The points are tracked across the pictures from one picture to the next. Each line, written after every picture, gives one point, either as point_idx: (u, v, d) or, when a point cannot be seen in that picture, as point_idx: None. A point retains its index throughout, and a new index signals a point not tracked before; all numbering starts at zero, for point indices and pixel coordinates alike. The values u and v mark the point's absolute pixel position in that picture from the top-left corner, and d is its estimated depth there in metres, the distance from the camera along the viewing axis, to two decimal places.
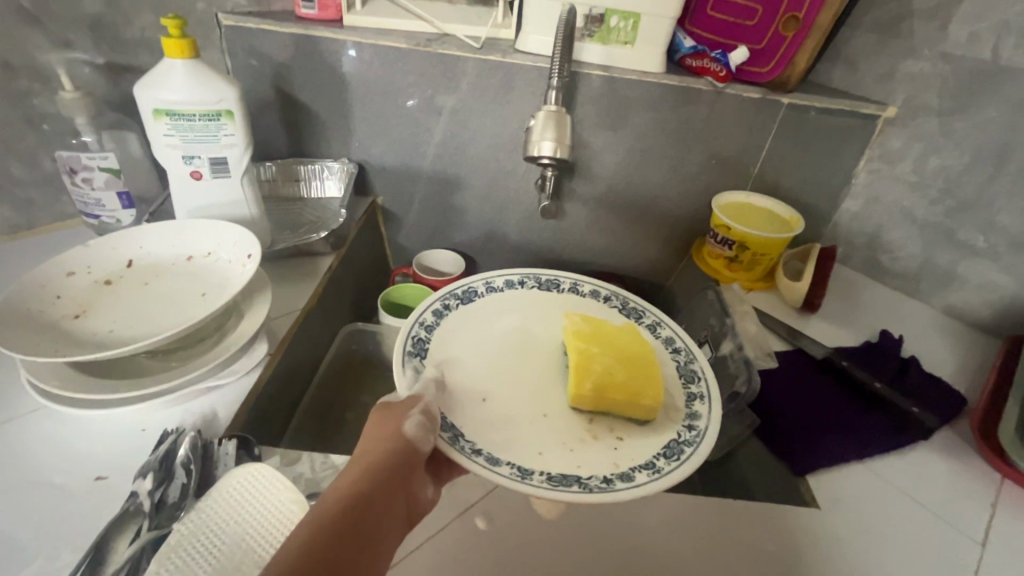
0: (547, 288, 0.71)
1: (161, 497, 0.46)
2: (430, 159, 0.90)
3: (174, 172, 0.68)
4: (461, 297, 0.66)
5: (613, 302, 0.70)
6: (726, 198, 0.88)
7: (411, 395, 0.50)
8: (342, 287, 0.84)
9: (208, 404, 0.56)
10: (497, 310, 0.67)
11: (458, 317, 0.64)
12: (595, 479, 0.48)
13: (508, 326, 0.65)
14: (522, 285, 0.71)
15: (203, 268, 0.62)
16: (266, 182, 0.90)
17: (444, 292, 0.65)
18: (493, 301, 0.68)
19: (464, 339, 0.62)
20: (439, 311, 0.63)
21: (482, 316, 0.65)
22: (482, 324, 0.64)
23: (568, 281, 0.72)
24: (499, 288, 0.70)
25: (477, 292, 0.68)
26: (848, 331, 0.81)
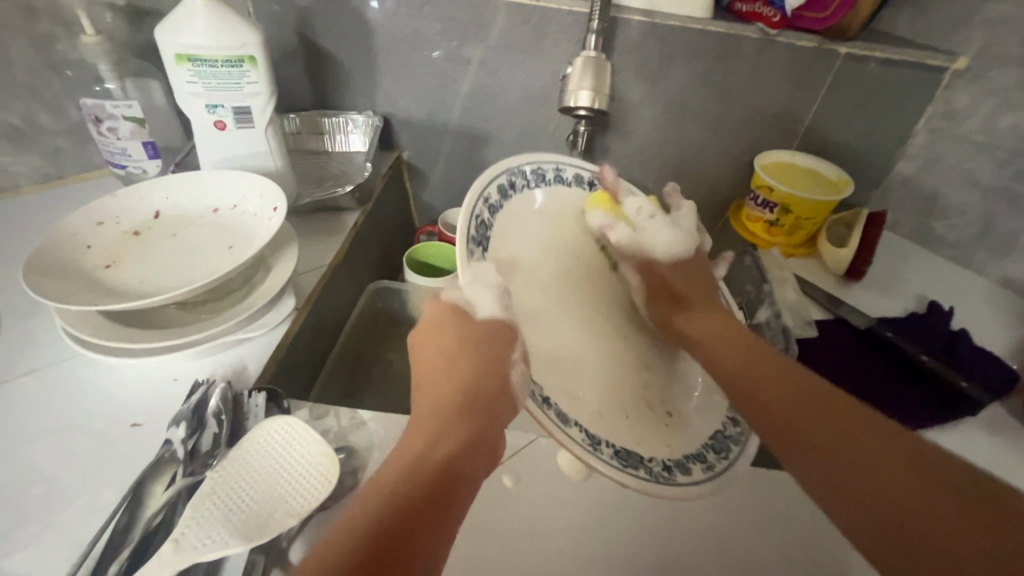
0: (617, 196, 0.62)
1: (194, 445, 0.46)
2: (457, 113, 0.87)
3: (197, 121, 0.67)
4: (527, 178, 0.56)
5: None
6: (769, 157, 0.83)
7: (496, 322, 0.48)
8: (369, 244, 0.83)
9: (239, 357, 0.56)
10: (559, 209, 0.59)
11: (520, 201, 0.55)
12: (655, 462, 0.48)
13: (569, 229, 0.60)
14: (590, 186, 0.62)
15: (229, 220, 0.61)
16: (291, 135, 0.88)
17: (512, 164, 0.54)
18: (557, 197, 0.59)
19: (527, 234, 0.55)
20: (501, 194, 0.52)
21: (541, 209, 0.58)
22: (536, 221, 0.57)
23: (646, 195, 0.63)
24: (566, 180, 0.61)
25: (546, 177, 0.58)
26: (895, 300, 0.76)
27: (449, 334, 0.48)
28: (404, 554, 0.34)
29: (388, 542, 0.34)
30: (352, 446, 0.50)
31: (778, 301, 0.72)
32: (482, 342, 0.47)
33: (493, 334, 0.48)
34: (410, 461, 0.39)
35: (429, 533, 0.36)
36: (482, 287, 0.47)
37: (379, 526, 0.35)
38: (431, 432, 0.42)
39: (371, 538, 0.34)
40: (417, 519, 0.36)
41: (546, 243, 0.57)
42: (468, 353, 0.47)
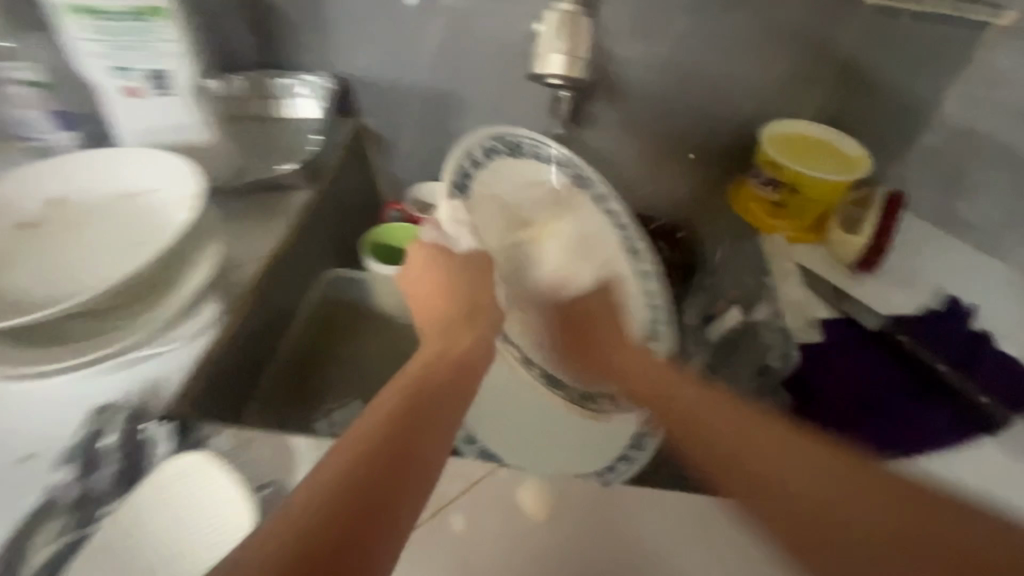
0: (577, 180, 0.66)
1: (88, 488, 0.40)
2: (422, 74, 0.76)
3: (107, 88, 0.56)
4: (508, 146, 0.64)
5: (626, 232, 0.66)
6: (778, 128, 0.72)
7: (473, 250, 0.52)
8: (324, 226, 0.73)
9: (154, 373, 0.47)
10: (530, 178, 0.65)
11: (496, 167, 0.63)
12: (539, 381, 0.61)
13: (534, 194, 0.65)
14: (560, 166, 0.65)
15: (141, 210, 0.51)
16: (234, 100, 0.77)
17: (500, 134, 0.63)
18: (529, 167, 0.65)
19: (506, 194, 0.64)
20: (485, 154, 0.62)
21: (518, 176, 0.65)
22: (512, 184, 0.65)
23: (611, 197, 0.66)
24: (541, 157, 0.65)
25: (523, 147, 0.64)
26: (911, 293, 0.68)
27: (438, 270, 0.50)
28: (426, 433, 0.34)
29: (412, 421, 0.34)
30: (283, 481, 0.43)
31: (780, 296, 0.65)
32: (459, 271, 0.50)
33: (467, 271, 0.50)
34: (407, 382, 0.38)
35: (445, 419, 0.36)
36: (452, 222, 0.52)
37: (403, 410, 0.34)
38: (436, 346, 0.43)
39: (394, 420, 0.34)
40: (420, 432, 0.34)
41: (517, 200, 0.65)
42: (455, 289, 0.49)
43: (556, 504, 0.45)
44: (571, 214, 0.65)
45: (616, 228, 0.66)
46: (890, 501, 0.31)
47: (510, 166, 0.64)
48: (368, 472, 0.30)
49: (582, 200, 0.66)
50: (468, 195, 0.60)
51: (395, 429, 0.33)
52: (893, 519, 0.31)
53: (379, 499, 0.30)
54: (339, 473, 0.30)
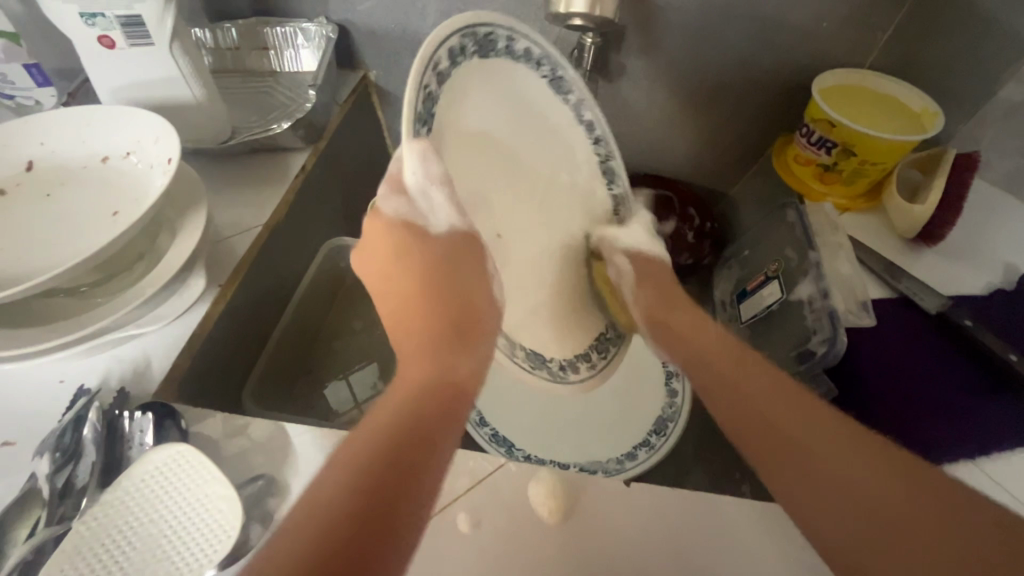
0: (554, 86, 0.50)
1: (66, 481, 0.37)
2: (430, 20, 0.68)
3: (77, 35, 0.50)
4: (479, 44, 0.43)
5: (599, 150, 0.54)
6: (834, 78, 0.63)
7: (459, 232, 0.40)
8: (324, 190, 0.68)
9: (140, 353, 0.45)
10: (506, 87, 0.46)
11: (472, 75, 0.43)
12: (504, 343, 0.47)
13: (517, 112, 0.48)
14: (535, 65, 0.48)
15: (120, 175, 0.48)
16: (228, 52, 0.71)
17: (466, 25, 0.41)
18: (506, 70, 0.46)
19: (476, 111, 0.44)
20: (449, 56, 0.40)
21: (488, 83, 0.45)
22: (482, 105, 0.44)
23: (591, 112, 0.53)
24: (517, 55, 0.47)
25: (496, 45, 0.44)
26: (976, 271, 0.61)
27: (400, 260, 0.40)
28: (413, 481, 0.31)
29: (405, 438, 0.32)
30: (275, 473, 0.40)
31: (827, 273, 0.58)
32: (441, 256, 0.40)
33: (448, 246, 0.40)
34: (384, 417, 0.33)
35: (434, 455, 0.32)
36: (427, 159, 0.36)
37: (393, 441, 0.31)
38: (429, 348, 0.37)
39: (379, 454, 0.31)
40: (402, 481, 0.30)
41: (496, 120, 0.46)
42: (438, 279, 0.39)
43: (572, 504, 0.41)
44: (556, 136, 0.51)
45: (592, 146, 0.54)
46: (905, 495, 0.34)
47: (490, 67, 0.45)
48: (365, 505, 0.29)
49: (570, 128, 0.52)
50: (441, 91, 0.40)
51: (390, 454, 0.31)
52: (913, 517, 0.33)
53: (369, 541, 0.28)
54: (335, 507, 0.28)
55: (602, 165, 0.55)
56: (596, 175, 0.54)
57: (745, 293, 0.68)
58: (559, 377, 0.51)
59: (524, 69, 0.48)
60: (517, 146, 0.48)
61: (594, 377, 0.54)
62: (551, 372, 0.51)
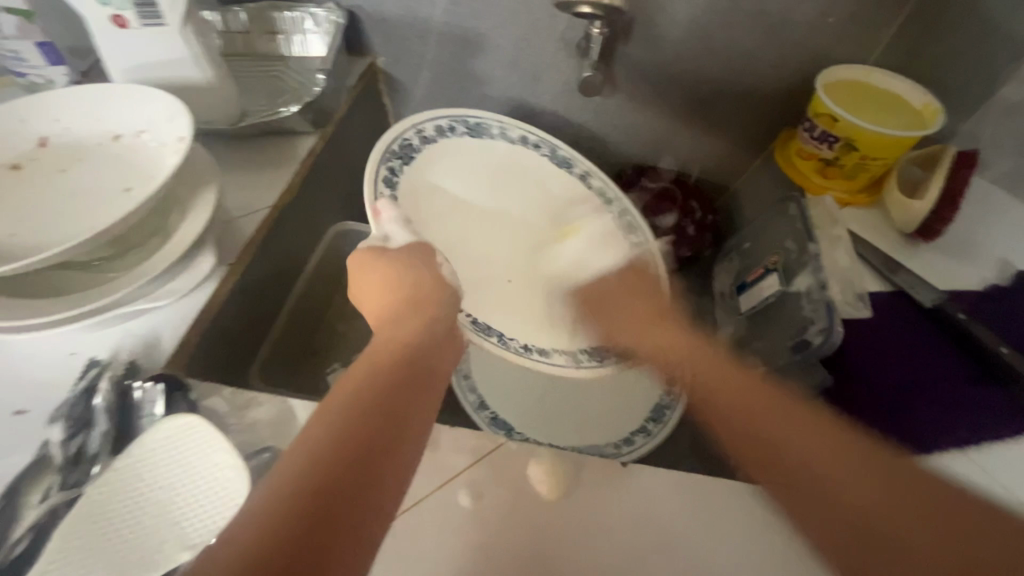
0: (478, 132, 0.60)
1: (78, 449, 0.38)
2: (439, 8, 0.68)
3: (91, 15, 0.51)
4: (398, 155, 0.52)
5: (544, 149, 0.65)
6: (838, 75, 0.63)
7: (417, 243, 0.44)
8: (331, 175, 0.69)
9: (150, 328, 0.46)
10: (439, 171, 0.57)
11: (410, 179, 0.53)
12: (562, 355, 0.50)
13: (456, 172, 0.59)
14: (453, 131, 0.58)
15: (132, 153, 0.48)
16: (238, 36, 0.72)
17: (383, 150, 0.50)
18: (432, 153, 0.56)
19: (443, 213, 0.56)
20: (389, 179, 0.50)
21: (425, 170, 0.55)
22: (436, 187, 0.56)
23: (517, 129, 0.63)
24: (432, 137, 0.56)
25: (414, 146, 0.54)
26: (973, 267, 0.62)
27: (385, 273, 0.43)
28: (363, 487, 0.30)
29: (359, 442, 0.31)
30: (281, 446, 0.41)
31: (825, 266, 0.59)
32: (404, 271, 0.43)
33: (408, 259, 0.43)
34: (344, 404, 0.33)
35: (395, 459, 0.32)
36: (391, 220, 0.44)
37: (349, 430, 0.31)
38: (395, 330, 0.39)
39: (324, 450, 0.30)
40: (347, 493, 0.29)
41: (449, 187, 0.57)
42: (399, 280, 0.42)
43: (570, 481, 0.42)
44: (500, 175, 0.62)
45: (535, 149, 0.65)
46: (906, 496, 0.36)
47: (423, 165, 0.55)
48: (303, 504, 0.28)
49: (516, 154, 0.63)
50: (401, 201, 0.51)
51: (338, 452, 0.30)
52: (913, 507, 0.35)
53: (327, 533, 0.27)
54: (286, 500, 0.28)
55: (554, 159, 0.65)
56: (563, 182, 0.65)
57: (744, 285, 0.69)
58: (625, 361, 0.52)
59: (447, 141, 0.58)
60: (477, 194, 0.60)
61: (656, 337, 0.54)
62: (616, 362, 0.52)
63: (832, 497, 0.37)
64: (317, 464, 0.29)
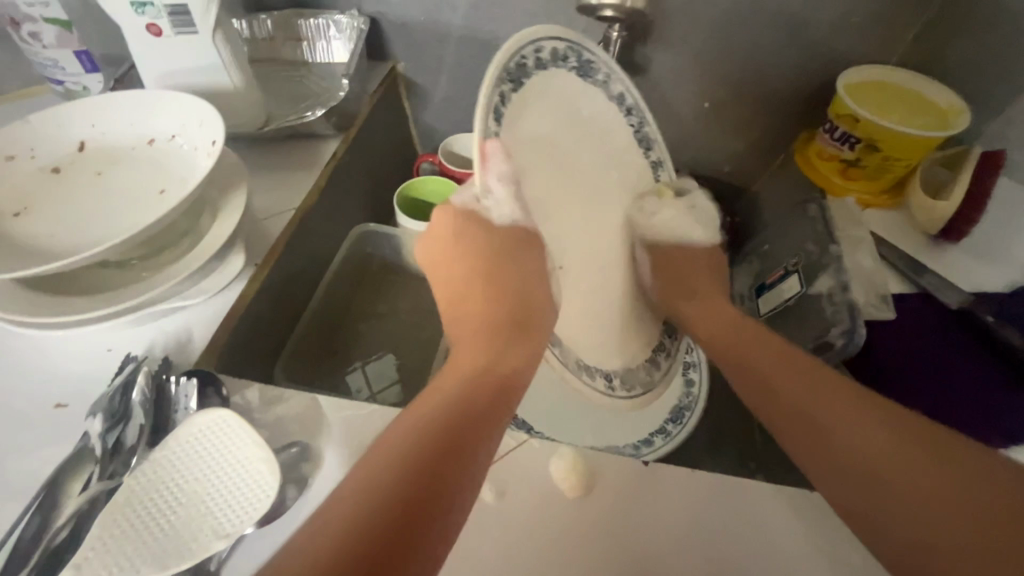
0: (583, 73, 0.51)
1: (116, 440, 0.39)
2: (459, 13, 0.69)
3: (128, 24, 0.53)
4: (512, 77, 0.44)
5: (632, 118, 0.57)
6: (860, 75, 0.63)
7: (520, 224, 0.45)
8: (353, 177, 0.70)
9: (182, 325, 0.47)
10: (546, 96, 0.48)
11: (513, 112, 0.44)
12: (602, 380, 0.56)
13: (560, 109, 0.50)
14: (563, 62, 0.49)
15: (166, 156, 0.50)
16: (264, 42, 0.74)
17: (500, 70, 0.42)
18: (542, 81, 0.47)
19: (537, 160, 0.47)
20: (496, 108, 0.42)
21: (532, 98, 0.47)
22: (538, 117, 0.47)
23: (619, 86, 0.55)
24: (545, 61, 0.47)
25: (525, 68, 0.45)
26: (999, 269, 0.61)
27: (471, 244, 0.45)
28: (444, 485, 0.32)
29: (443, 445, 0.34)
30: (308, 441, 0.42)
31: (847, 267, 0.59)
32: (497, 256, 0.44)
33: (508, 243, 0.44)
34: (435, 408, 0.36)
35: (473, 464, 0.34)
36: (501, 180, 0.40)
37: (438, 430, 0.34)
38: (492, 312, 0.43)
39: (414, 447, 0.33)
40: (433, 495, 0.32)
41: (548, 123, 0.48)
42: (491, 273, 0.44)
43: (593, 479, 0.43)
44: (597, 128, 0.53)
45: (625, 114, 0.56)
46: (926, 453, 0.36)
47: (533, 89, 0.46)
48: (393, 498, 0.31)
49: (614, 117, 0.55)
50: (505, 139, 0.43)
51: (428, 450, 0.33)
52: (939, 479, 0.35)
53: (416, 516, 0.31)
54: (380, 487, 0.31)
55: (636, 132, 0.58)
56: (643, 167, 0.59)
57: (764, 286, 0.69)
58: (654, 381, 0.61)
59: (557, 72, 0.49)
60: (569, 145, 0.50)
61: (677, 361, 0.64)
62: (646, 385, 0.60)
63: (836, 443, 0.39)
64: (406, 463, 0.32)
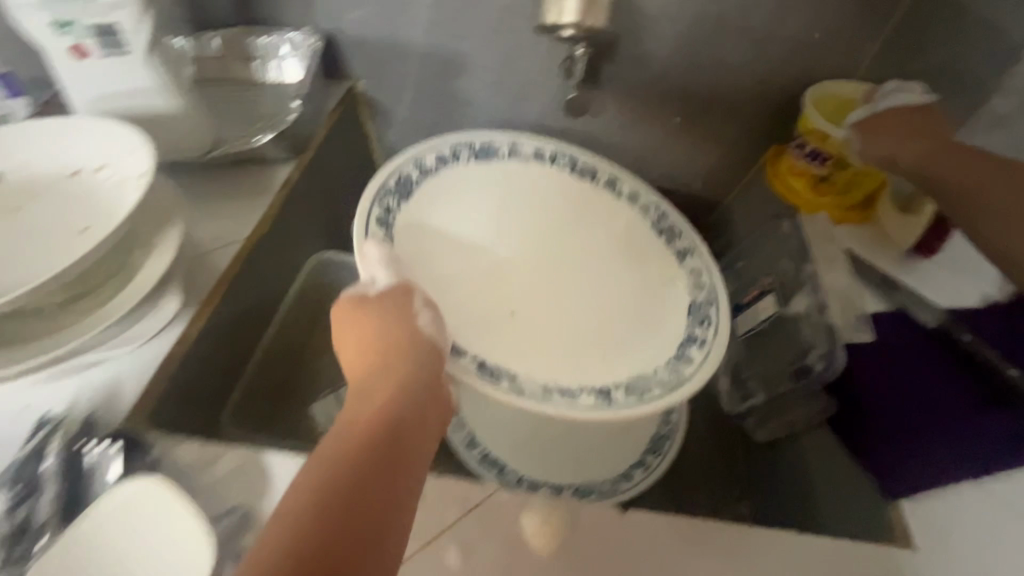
0: (483, 157, 0.60)
1: (24, 518, 0.36)
2: (418, 30, 0.66)
3: (47, 44, 0.48)
4: (396, 192, 0.52)
5: (561, 160, 0.62)
6: (822, 90, 0.63)
7: (398, 287, 0.44)
8: (308, 203, 0.66)
9: (111, 375, 0.43)
10: (441, 197, 0.57)
11: (405, 219, 0.52)
12: (591, 395, 0.47)
13: (462, 200, 0.58)
14: (455, 159, 0.58)
15: (91, 188, 0.46)
16: (212, 61, 0.69)
17: (376, 192, 0.50)
18: (434, 188, 0.56)
19: (444, 255, 0.56)
20: (383, 219, 0.50)
21: (422, 207, 0.55)
22: (440, 219, 0.56)
23: (530, 145, 0.61)
24: (431, 169, 0.56)
25: (411, 181, 0.54)
26: (973, 283, 0.60)
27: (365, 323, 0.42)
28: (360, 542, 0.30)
29: (355, 500, 0.31)
30: (250, 504, 0.38)
31: (822, 287, 0.57)
32: (384, 318, 0.42)
33: (390, 308, 0.43)
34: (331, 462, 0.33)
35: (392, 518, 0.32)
36: (374, 260, 0.45)
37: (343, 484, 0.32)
38: (392, 359, 0.40)
39: (324, 507, 0.31)
40: (349, 559, 0.29)
41: (456, 214, 0.58)
42: (373, 335, 0.42)
43: (562, 532, 0.39)
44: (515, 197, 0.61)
45: (551, 163, 0.62)
46: None
47: (423, 197, 0.55)
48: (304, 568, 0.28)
49: (539, 172, 0.62)
50: (397, 242, 0.50)
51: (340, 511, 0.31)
52: None
53: None
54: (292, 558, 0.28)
55: (571, 170, 0.62)
56: (596, 192, 0.62)
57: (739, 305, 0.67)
58: (677, 381, 0.49)
59: (452, 169, 0.58)
60: (481, 225, 0.59)
61: (711, 351, 0.50)
62: (663, 385, 0.48)
63: None
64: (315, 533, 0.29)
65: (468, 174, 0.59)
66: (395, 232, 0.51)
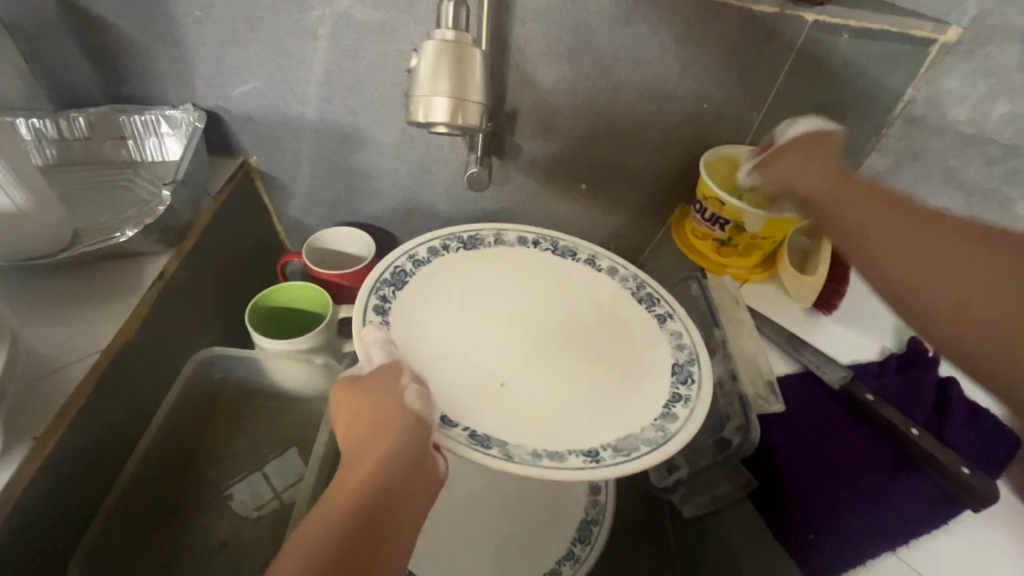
0: (471, 246, 0.56)
1: None
2: (308, 105, 0.63)
3: None
4: (392, 283, 0.50)
5: (544, 245, 0.58)
6: (716, 154, 0.64)
7: (388, 363, 0.42)
8: (186, 294, 0.60)
9: None
10: (435, 291, 0.52)
11: (402, 307, 0.49)
12: (578, 455, 0.41)
13: (455, 289, 0.53)
14: (447, 249, 0.55)
15: None
16: (77, 142, 0.63)
17: (370, 283, 0.48)
18: (430, 277, 0.52)
19: (435, 334, 0.49)
20: (380, 307, 0.47)
21: (418, 296, 0.51)
22: (439, 310, 0.51)
23: (515, 232, 0.58)
24: (425, 260, 0.53)
25: (408, 273, 0.51)
26: (870, 336, 0.62)
27: (356, 400, 0.40)
28: None
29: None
30: None
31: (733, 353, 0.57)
32: (371, 395, 0.40)
33: (379, 384, 0.40)
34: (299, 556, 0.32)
35: None
36: (374, 343, 0.42)
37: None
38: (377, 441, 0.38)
39: None
40: None
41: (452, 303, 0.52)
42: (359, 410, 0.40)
43: None
44: (505, 276, 0.56)
45: (534, 248, 0.58)
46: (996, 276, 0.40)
47: (420, 286, 0.51)
48: None
49: (524, 253, 0.58)
50: (394, 332, 0.47)
51: None
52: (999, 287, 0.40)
53: None
54: None
55: (553, 253, 0.58)
56: (581, 273, 0.57)
57: None
58: (663, 441, 0.42)
59: (445, 260, 0.54)
60: (472, 305, 0.53)
61: (697, 408, 0.44)
62: (650, 442, 0.42)
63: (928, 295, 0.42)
64: None
65: (460, 262, 0.55)
66: (392, 326, 0.47)
